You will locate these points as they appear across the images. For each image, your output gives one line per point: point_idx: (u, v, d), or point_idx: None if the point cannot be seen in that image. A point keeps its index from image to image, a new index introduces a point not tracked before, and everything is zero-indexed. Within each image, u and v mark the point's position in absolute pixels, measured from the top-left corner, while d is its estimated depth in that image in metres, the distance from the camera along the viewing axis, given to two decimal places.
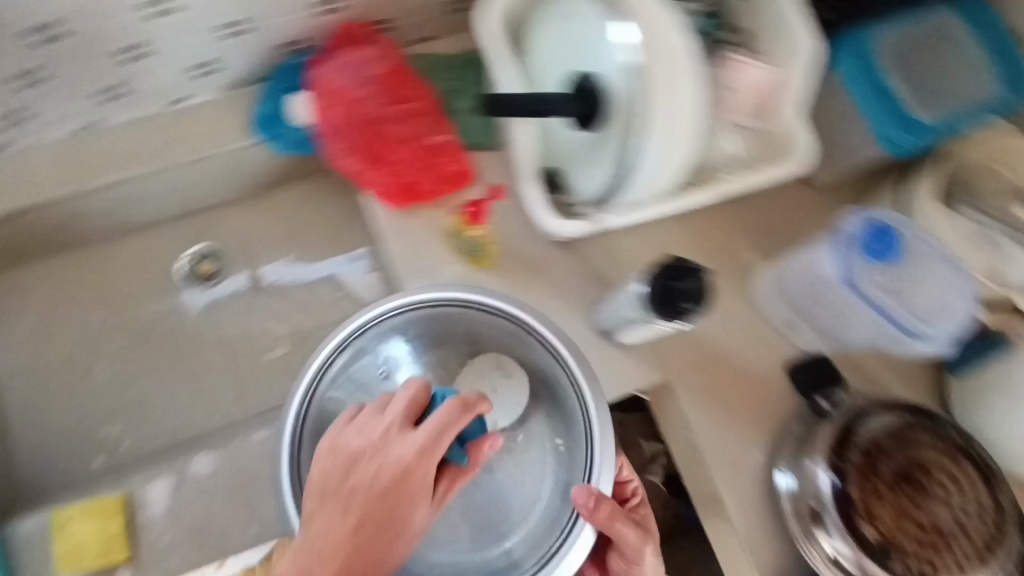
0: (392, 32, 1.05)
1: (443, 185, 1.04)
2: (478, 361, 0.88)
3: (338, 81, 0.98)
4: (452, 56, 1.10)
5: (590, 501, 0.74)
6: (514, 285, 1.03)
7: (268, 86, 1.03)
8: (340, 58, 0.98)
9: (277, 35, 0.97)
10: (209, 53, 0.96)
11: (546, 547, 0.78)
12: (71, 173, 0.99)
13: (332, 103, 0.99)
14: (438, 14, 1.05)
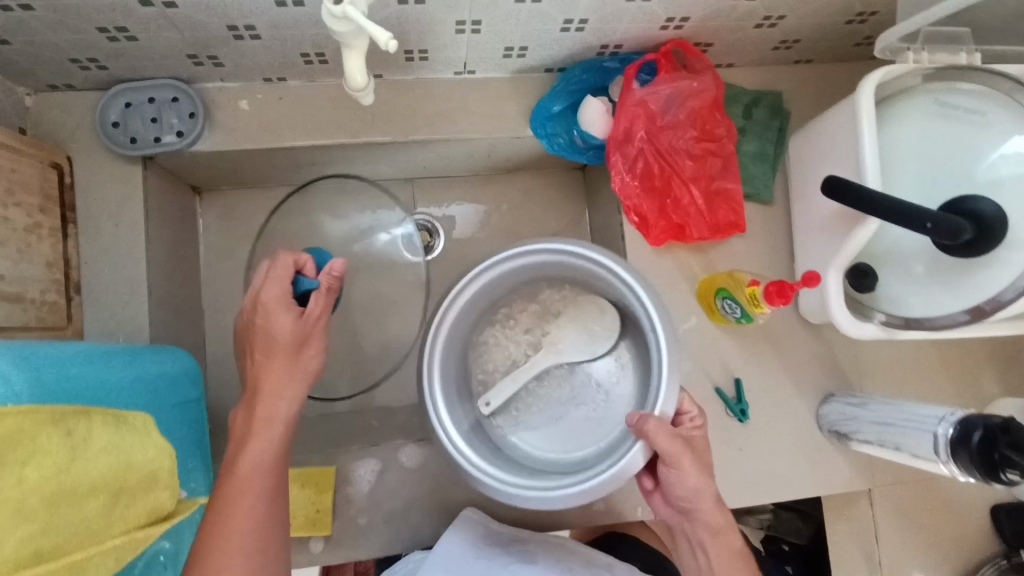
0: (710, 53, 0.95)
1: (710, 234, 0.95)
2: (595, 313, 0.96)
3: (648, 100, 0.89)
4: (753, 91, 1.00)
5: (689, 413, 0.83)
6: (753, 357, 0.99)
7: (561, 81, 0.94)
8: (663, 78, 0.88)
9: (608, 35, 0.87)
10: (529, 42, 0.87)
11: (611, 453, 0.86)
12: (343, 126, 0.94)
13: (635, 121, 0.89)
14: (765, 47, 0.95)
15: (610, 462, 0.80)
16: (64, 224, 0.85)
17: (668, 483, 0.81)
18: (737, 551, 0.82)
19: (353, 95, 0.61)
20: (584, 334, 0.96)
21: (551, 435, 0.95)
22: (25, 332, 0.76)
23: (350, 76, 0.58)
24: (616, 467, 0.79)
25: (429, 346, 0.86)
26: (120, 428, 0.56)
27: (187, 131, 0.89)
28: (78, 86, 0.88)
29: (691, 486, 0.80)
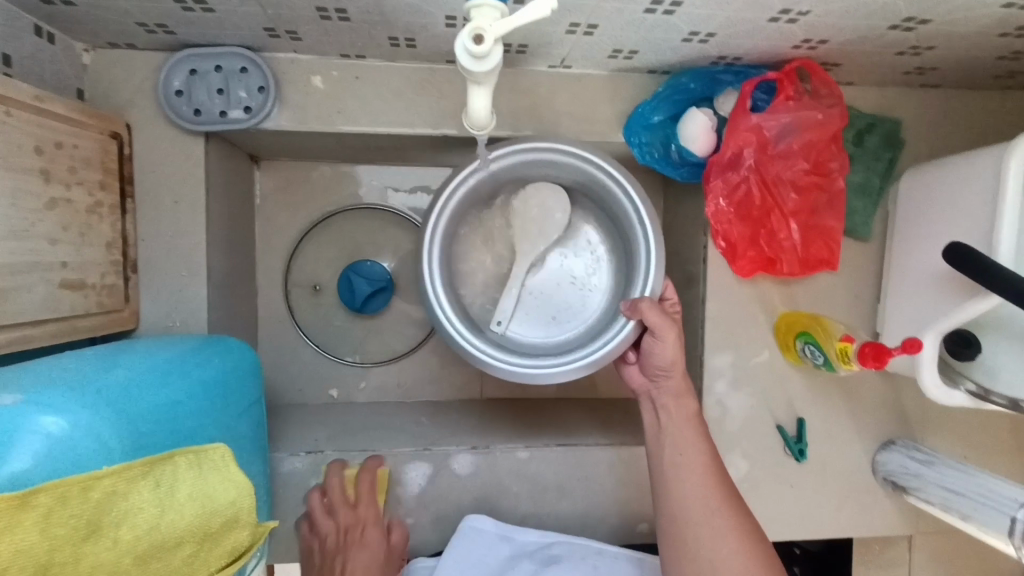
0: (834, 71, 0.86)
1: (799, 270, 0.88)
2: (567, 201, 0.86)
3: (763, 126, 0.81)
4: (870, 115, 0.92)
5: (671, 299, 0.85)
6: (820, 399, 0.95)
7: (667, 86, 0.86)
8: (780, 103, 0.80)
9: (731, 48, 0.78)
10: (641, 46, 0.78)
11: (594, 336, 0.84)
12: (421, 116, 0.86)
13: (745, 147, 0.82)
14: (897, 71, 0.86)
15: (601, 342, 0.79)
16: (123, 199, 0.80)
17: (648, 352, 0.80)
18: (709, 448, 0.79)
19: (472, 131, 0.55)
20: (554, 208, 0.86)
21: (534, 323, 0.88)
22: (85, 320, 0.73)
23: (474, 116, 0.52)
24: (611, 344, 0.78)
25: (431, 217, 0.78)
26: (203, 468, 0.51)
27: (256, 108, 0.82)
28: (141, 46, 0.80)
29: (667, 358, 0.79)
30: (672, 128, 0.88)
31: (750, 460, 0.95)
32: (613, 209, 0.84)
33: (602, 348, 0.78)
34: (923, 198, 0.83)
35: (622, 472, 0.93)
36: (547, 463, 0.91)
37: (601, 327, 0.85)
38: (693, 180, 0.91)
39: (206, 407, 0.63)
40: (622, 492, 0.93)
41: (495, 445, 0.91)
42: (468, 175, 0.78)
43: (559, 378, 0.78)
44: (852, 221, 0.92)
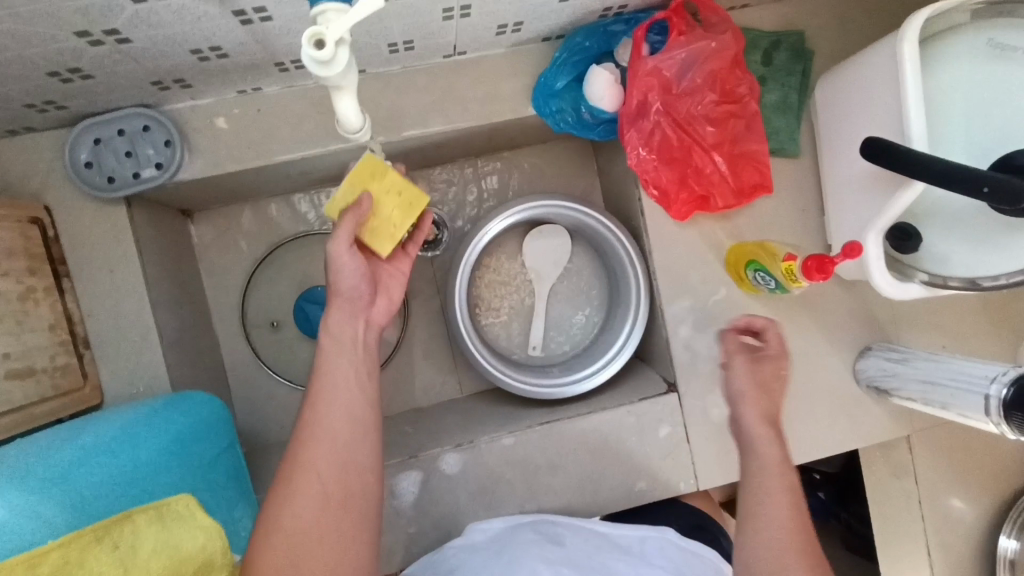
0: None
1: (734, 201, 0.88)
2: (553, 240, 1.04)
3: (662, 67, 0.81)
4: (772, 33, 0.91)
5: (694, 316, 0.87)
6: (787, 320, 0.95)
7: (563, 50, 0.86)
8: (674, 40, 0.80)
9: None
10: (524, 16, 0.78)
11: (599, 349, 1.01)
12: (332, 134, 0.87)
13: (650, 92, 0.82)
14: None
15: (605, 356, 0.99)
16: (58, 280, 0.81)
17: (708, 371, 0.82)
18: (788, 469, 0.71)
19: (350, 136, 0.55)
20: (547, 247, 1.04)
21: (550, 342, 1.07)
22: (43, 405, 0.73)
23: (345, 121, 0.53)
24: (616, 356, 0.97)
25: (456, 290, 0.95)
26: (166, 521, 0.53)
27: (167, 162, 0.82)
28: (40, 127, 0.81)
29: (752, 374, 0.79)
30: (579, 90, 0.88)
31: (732, 397, 0.95)
32: (597, 245, 1.04)
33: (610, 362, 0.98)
34: (838, 101, 0.83)
35: (608, 436, 0.93)
36: (533, 442, 0.92)
37: (600, 337, 1.03)
38: (612, 136, 0.91)
39: (169, 462, 0.64)
40: (614, 455, 0.93)
41: (478, 438, 0.92)
42: (490, 236, 0.96)
43: (579, 386, 0.96)
44: (777, 140, 0.92)
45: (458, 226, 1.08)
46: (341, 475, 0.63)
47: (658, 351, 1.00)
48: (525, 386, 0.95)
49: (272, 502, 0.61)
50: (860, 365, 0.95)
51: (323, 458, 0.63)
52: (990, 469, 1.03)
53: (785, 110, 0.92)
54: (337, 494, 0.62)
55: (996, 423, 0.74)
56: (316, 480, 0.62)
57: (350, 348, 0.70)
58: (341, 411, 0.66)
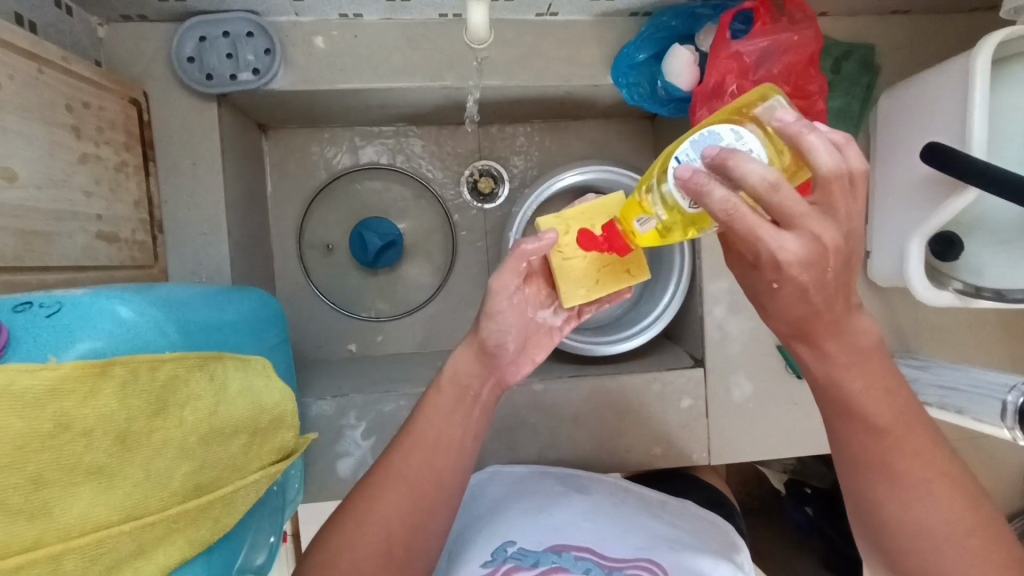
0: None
1: None
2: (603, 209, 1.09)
3: (743, 53, 0.85)
4: (844, 44, 0.97)
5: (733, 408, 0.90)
6: None
7: (649, 26, 0.91)
8: (758, 30, 0.85)
9: None
10: None
11: (634, 318, 1.05)
12: (421, 71, 0.91)
13: (728, 74, 0.86)
14: None
15: (642, 324, 1.03)
16: (146, 162, 0.85)
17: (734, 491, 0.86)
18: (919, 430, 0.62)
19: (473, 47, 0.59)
20: None
21: None
22: (120, 272, 0.77)
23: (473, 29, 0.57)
24: (654, 322, 1.01)
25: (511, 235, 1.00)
26: (248, 370, 0.57)
27: (264, 70, 0.87)
28: (152, 17, 0.85)
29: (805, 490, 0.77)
30: (657, 66, 0.93)
31: (755, 382, 0.99)
32: None
33: (646, 328, 1.02)
34: (902, 113, 0.88)
35: (633, 398, 0.97)
36: (561, 393, 0.96)
37: (636, 307, 1.08)
38: (680, 115, 0.96)
39: (240, 333, 0.68)
40: (635, 418, 0.97)
41: (511, 381, 0.96)
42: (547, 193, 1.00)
43: (616, 346, 1.00)
44: (832, 145, 0.97)
45: (513, 185, 1.13)
46: (407, 538, 0.65)
47: (689, 330, 1.05)
48: (562, 339, 0.99)
49: (345, 528, 0.65)
50: None
51: (395, 515, 0.65)
52: (988, 495, 1.07)
53: (846, 117, 0.97)
54: (396, 558, 0.65)
55: (1009, 427, 0.78)
56: (382, 534, 0.64)
57: (455, 403, 0.69)
58: (426, 469, 0.67)
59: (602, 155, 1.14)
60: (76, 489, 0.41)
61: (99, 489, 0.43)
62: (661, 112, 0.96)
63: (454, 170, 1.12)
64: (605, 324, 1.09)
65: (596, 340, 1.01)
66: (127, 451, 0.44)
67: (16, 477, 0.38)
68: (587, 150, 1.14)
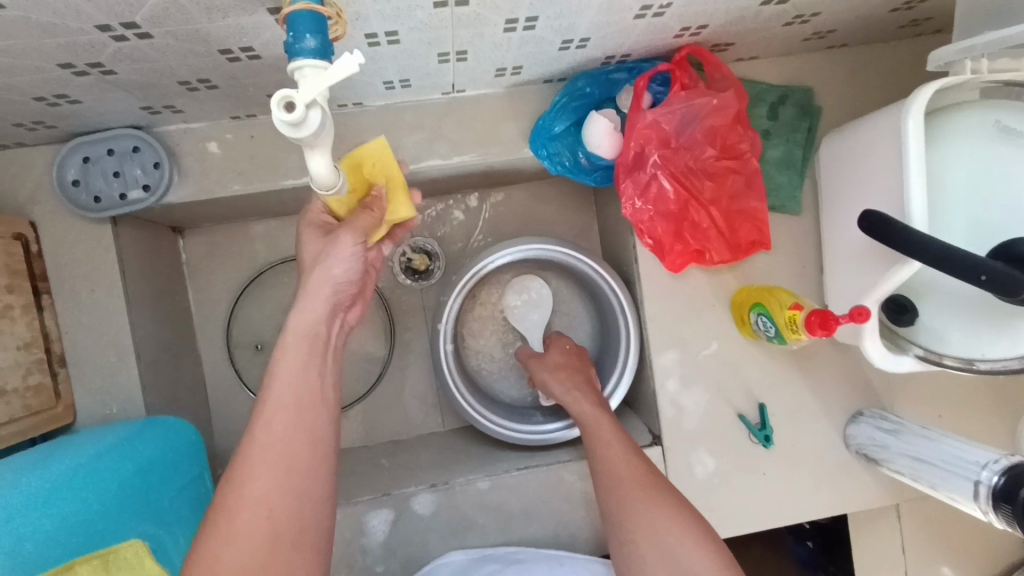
0: (730, 50, 0.83)
1: (730, 256, 0.87)
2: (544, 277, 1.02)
3: (661, 121, 0.79)
4: (779, 87, 0.90)
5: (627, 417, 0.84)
6: (777, 379, 0.93)
7: (563, 94, 0.84)
8: (677, 96, 0.78)
9: (612, 48, 0.76)
10: (523, 62, 0.76)
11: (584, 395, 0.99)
12: None
13: (648, 143, 0.80)
14: (794, 40, 0.84)
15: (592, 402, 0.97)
16: (38, 297, 0.80)
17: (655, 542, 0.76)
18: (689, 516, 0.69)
19: (321, 191, 0.53)
20: (535, 283, 1.02)
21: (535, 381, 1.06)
22: (11, 426, 0.73)
23: (316, 176, 0.50)
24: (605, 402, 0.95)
25: (443, 323, 0.93)
26: (109, 572, 0.53)
27: (155, 185, 0.81)
28: (31, 143, 0.80)
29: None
30: (578, 135, 0.87)
31: (717, 456, 0.92)
32: (588, 285, 1.02)
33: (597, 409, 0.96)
34: (842, 164, 0.81)
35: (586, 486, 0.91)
36: (507, 489, 0.89)
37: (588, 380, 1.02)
38: (608, 182, 0.90)
39: None
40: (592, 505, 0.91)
41: (454, 480, 0.90)
42: (478, 274, 0.93)
43: (571, 433, 0.93)
44: (776, 197, 0.90)
45: (450, 258, 1.07)
46: (295, 508, 0.57)
47: (645, 401, 0.98)
48: (505, 431, 0.93)
49: (206, 545, 0.53)
50: (847, 428, 0.93)
51: (277, 494, 0.57)
52: (983, 547, 1.00)
53: (787, 166, 0.90)
54: (288, 533, 0.56)
55: (986, 515, 0.71)
56: (268, 519, 0.55)
57: (311, 354, 0.63)
58: (301, 438, 0.59)
59: (541, 219, 1.08)
60: None
61: None
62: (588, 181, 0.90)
63: None
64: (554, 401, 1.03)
65: (544, 427, 0.95)
66: None
67: None
68: (525, 214, 1.08)
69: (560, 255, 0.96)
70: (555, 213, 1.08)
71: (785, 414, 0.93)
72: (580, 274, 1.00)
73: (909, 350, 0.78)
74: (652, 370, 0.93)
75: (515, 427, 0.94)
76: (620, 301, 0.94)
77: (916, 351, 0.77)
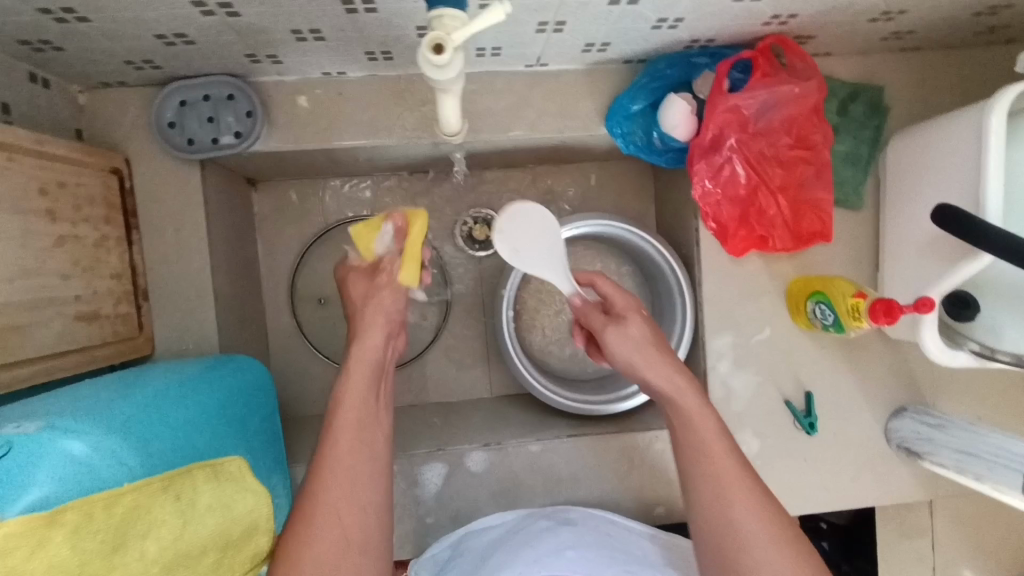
0: (809, 44, 0.86)
1: (792, 245, 0.88)
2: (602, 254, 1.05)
3: (742, 105, 0.82)
4: (851, 84, 0.92)
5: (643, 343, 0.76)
6: (825, 369, 0.95)
7: (644, 75, 0.87)
8: (761, 81, 0.81)
9: (700, 31, 0.79)
10: (612, 38, 0.79)
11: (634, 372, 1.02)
12: (407, 126, 0.88)
13: (726, 127, 0.83)
14: (873, 38, 0.86)
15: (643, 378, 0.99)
16: (128, 231, 0.84)
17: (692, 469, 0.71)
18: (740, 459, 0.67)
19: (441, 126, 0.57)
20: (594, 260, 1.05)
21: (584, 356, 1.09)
22: (101, 349, 0.77)
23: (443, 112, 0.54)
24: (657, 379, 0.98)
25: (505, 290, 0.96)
26: (220, 480, 0.56)
27: (246, 133, 0.85)
28: (132, 83, 0.84)
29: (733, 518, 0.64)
30: (653, 116, 0.89)
31: (762, 439, 0.95)
32: (645, 265, 1.05)
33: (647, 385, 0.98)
34: (912, 162, 0.84)
35: (633, 457, 0.94)
36: (558, 452, 0.93)
37: None
38: (678, 165, 0.92)
39: (215, 422, 0.66)
40: (636, 476, 0.94)
41: (505, 441, 0.93)
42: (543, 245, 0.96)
43: (621, 406, 0.96)
44: (840, 192, 0.93)
45: None
46: (360, 516, 0.61)
47: None
48: (558, 399, 0.96)
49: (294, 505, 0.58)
50: (892, 420, 0.95)
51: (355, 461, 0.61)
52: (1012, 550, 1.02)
53: (854, 162, 0.92)
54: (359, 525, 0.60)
55: None
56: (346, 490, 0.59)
57: (370, 381, 0.68)
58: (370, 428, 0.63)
59: (600, 200, 1.11)
60: None
61: None
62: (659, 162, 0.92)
63: (448, 217, 1.09)
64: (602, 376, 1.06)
65: (595, 398, 0.98)
66: None
67: None
68: (585, 193, 1.11)
69: (623, 233, 0.99)
70: (615, 194, 1.11)
71: (831, 403, 0.96)
72: (639, 253, 1.03)
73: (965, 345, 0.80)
74: (704, 351, 0.96)
75: (567, 397, 0.97)
76: (679, 281, 0.96)
77: (972, 345, 0.79)
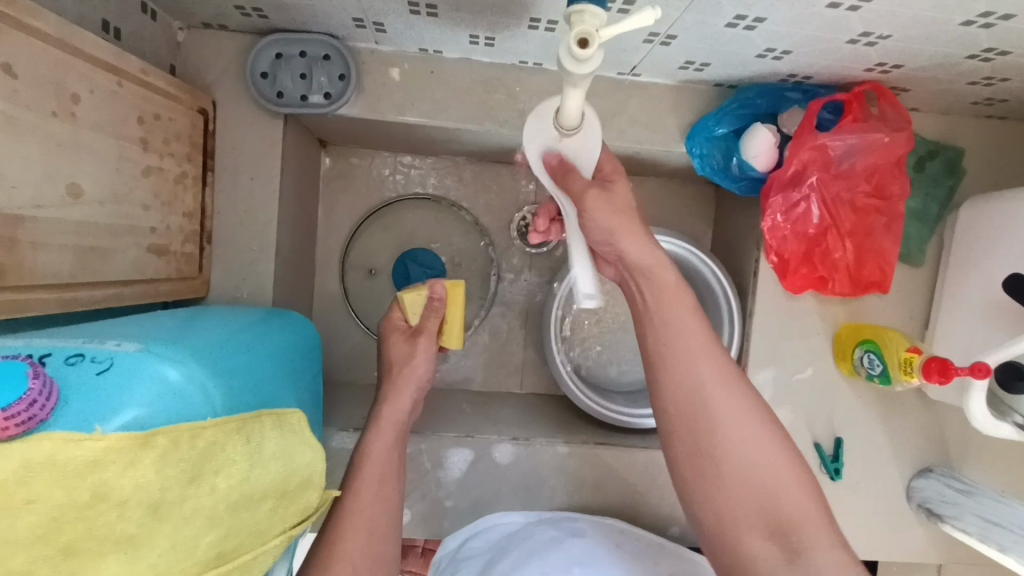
0: (902, 96, 0.86)
1: (849, 290, 0.89)
2: None
3: (828, 145, 0.83)
4: (932, 142, 0.92)
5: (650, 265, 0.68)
6: (860, 418, 0.96)
7: (733, 101, 0.88)
8: (852, 124, 0.82)
9: (802, 66, 0.79)
10: (713, 60, 0.80)
11: None
12: (491, 114, 0.89)
13: (810, 164, 0.84)
14: (965, 101, 0.86)
15: None
16: (205, 172, 0.84)
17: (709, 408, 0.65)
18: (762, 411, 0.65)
19: (564, 111, 0.59)
20: None
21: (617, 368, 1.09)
22: (165, 284, 0.77)
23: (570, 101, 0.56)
24: None
25: (557, 292, 0.96)
26: (285, 430, 0.54)
27: (336, 95, 0.85)
28: (232, 28, 0.84)
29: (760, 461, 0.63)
30: (734, 142, 0.90)
31: None
32: (695, 287, 1.05)
33: None
34: (984, 227, 0.84)
35: (657, 474, 0.94)
36: (585, 458, 0.93)
37: None
38: (750, 193, 0.93)
39: (277, 373, 0.66)
40: (658, 493, 0.94)
41: (535, 437, 0.93)
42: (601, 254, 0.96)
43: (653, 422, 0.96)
44: (904, 246, 0.93)
45: None
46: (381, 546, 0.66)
47: None
48: (592, 406, 0.97)
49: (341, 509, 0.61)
50: (917, 478, 0.96)
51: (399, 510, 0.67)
52: None
53: (923, 219, 0.93)
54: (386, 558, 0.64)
55: None
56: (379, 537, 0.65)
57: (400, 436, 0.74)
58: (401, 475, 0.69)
59: (659, 217, 1.12)
60: (104, 558, 0.41)
61: (125, 558, 0.41)
62: (733, 187, 0.93)
63: (507, 210, 1.10)
64: (633, 390, 1.06)
65: (628, 411, 0.98)
66: (157, 521, 0.43)
67: (48, 547, 0.38)
68: (645, 209, 1.11)
69: (682, 253, 0.99)
70: (674, 215, 1.12)
71: (861, 453, 0.96)
72: (691, 274, 1.03)
73: (1010, 416, 0.81)
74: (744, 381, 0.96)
75: (600, 404, 0.97)
76: (730, 309, 0.96)
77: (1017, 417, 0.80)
